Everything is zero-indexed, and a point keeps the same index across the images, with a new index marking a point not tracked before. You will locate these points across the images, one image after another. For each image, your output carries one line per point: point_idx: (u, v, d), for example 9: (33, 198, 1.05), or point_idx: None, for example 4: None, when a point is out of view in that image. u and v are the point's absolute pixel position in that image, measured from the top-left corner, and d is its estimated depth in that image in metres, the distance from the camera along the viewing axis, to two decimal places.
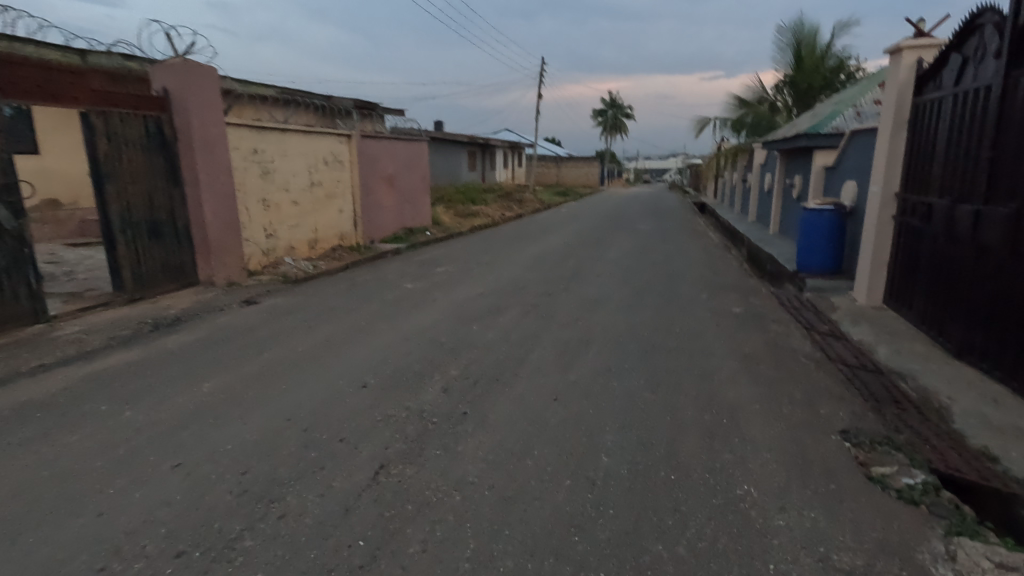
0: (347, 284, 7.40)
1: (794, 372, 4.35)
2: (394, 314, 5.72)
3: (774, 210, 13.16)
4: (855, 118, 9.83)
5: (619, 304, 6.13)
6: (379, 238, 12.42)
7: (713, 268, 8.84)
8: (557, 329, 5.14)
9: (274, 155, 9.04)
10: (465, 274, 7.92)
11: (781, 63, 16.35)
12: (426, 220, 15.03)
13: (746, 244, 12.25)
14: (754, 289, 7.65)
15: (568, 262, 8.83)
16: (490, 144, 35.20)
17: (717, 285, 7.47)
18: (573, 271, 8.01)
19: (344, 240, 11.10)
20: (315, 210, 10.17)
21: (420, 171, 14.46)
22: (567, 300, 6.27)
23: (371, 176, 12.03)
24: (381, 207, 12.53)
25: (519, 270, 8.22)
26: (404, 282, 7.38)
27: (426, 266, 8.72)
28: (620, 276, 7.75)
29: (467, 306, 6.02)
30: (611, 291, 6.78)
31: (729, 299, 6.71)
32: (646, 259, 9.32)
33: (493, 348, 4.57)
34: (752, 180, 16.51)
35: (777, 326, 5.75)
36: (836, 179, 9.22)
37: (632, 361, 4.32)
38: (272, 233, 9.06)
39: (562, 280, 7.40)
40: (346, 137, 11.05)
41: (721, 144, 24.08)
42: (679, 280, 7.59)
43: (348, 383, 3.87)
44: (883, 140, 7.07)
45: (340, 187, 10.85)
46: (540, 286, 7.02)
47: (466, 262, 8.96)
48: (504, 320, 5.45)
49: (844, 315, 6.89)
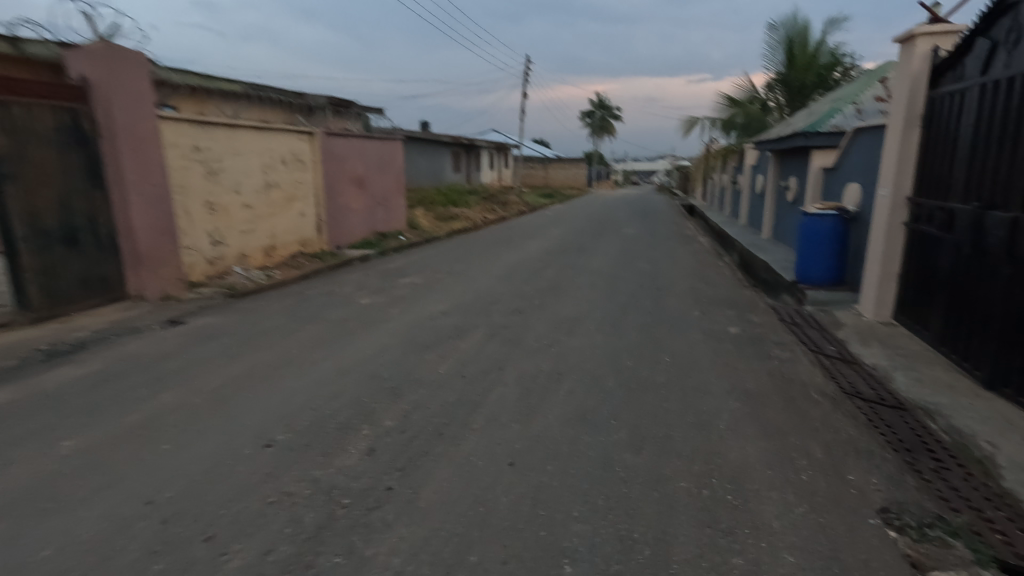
0: (294, 299, 6.55)
1: (807, 415, 3.59)
2: (337, 339, 4.89)
3: (767, 214, 12.48)
4: (856, 116, 9.15)
5: (600, 325, 5.35)
6: (347, 244, 11.54)
7: (706, 278, 8.09)
8: (525, 359, 4.34)
9: (222, 153, 8.13)
10: (430, 287, 7.09)
11: (772, 60, 15.75)
12: (401, 224, 14.16)
13: (739, 250, 11.54)
14: (751, 303, 6.90)
15: (546, 272, 8.04)
16: (474, 144, 34.39)
17: (711, 299, 6.72)
18: (552, 283, 7.22)
19: (306, 247, 10.21)
20: (271, 214, 9.27)
21: (394, 173, 13.58)
22: (540, 320, 5.47)
23: (338, 177, 11.14)
24: (349, 210, 11.65)
25: (492, 281, 7.40)
26: (360, 297, 6.55)
27: (390, 277, 7.87)
28: (603, 289, 6.97)
29: (424, 328, 5.20)
30: (592, 308, 6.00)
31: (724, 317, 5.95)
32: (633, 268, 8.56)
33: (444, 387, 3.76)
34: (744, 182, 15.83)
35: (780, 350, 5.01)
36: (836, 182, 8.52)
37: (611, 404, 3.54)
38: (220, 240, 8.17)
39: (538, 295, 6.60)
40: (309, 134, 10.17)
41: (711, 146, 23.51)
42: (669, 294, 6.82)
43: (250, 440, 3.03)
44: (893, 138, 6.37)
45: (301, 190, 9.96)
46: (513, 301, 6.22)
47: (434, 272, 8.13)
48: (464, 346, 4.64)
49: (851, 334, 6.17)
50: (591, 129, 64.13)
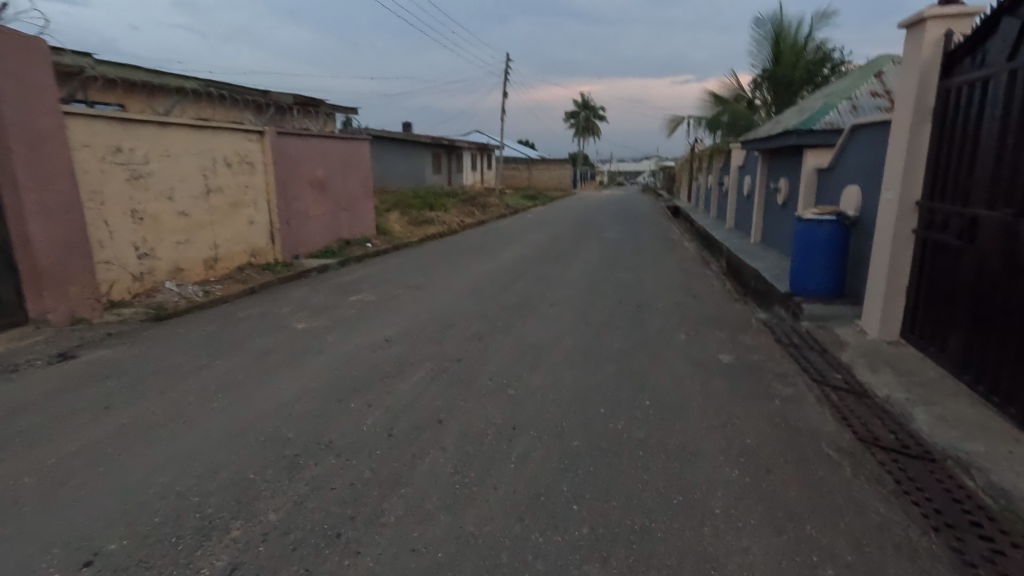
0: (221, 322, 5.66)
1: (823, 484, 2.83)
2: (251, 379, 4.02)
3: (756, 217, 11.80)
4: (852, 113, 8.49)
5: (571, 355, 4.56)
6: (306, 253, 10.63)
7: (693, 291, 7.34)
8: (474, 407, 3.52)
9: (149, 155, 7.21)
10: (383, 305, 6.27)
11: (759, 57, 15.13)
12: (369, 229, 13.28)
13: (727, 257, 10.84)
14: (743, 321, 6.16)
15: (517, 286, 7.23)
16: (455, 145, 33.49)
17: (700, 317, 5.97)
18: (521, 300, 6.42)
19: (256, 257, 9.30)
20: (213, 222, 8.35)
21: (359, 176, 12.70)
22: (500, 349, 4.66)
23: (294, 181, 10.25)
24: (307, 216, 10.75)
25: (455, 298, 6.58)
26: (300, 319, 5.69)
27: (340, 292, 7.01)
28: (579, 307, 6.19)
29: (361, 362, 4.36)
30: (563, 332, 5.21)
31: (715, 340, 5.19)
32: (614, 279, 7.79)
33: (362, 453, 2.93)
34: (730, 183, 15.20)
35: (781, 384, 4.26)
36: (832, 184, 7.84)
37: (574, 478, 2.73)
38: (148, 252, 7.24)
39: (503, 315, 5.79)
40: (258, 134, 9.26)
41: (696, 146, 22.87)
42: (652, 311, 6.06)
43: (66, 553, 2.18)
44: (899, 136, 5.69)
45: (248, 195, 9.04)
46: (473, 324, 5.40)
47: (392, 286, 7.27)
48: (402, 388, 3.81)
49: (856, 357, 5.45)
50: (576, 130, 63.55)
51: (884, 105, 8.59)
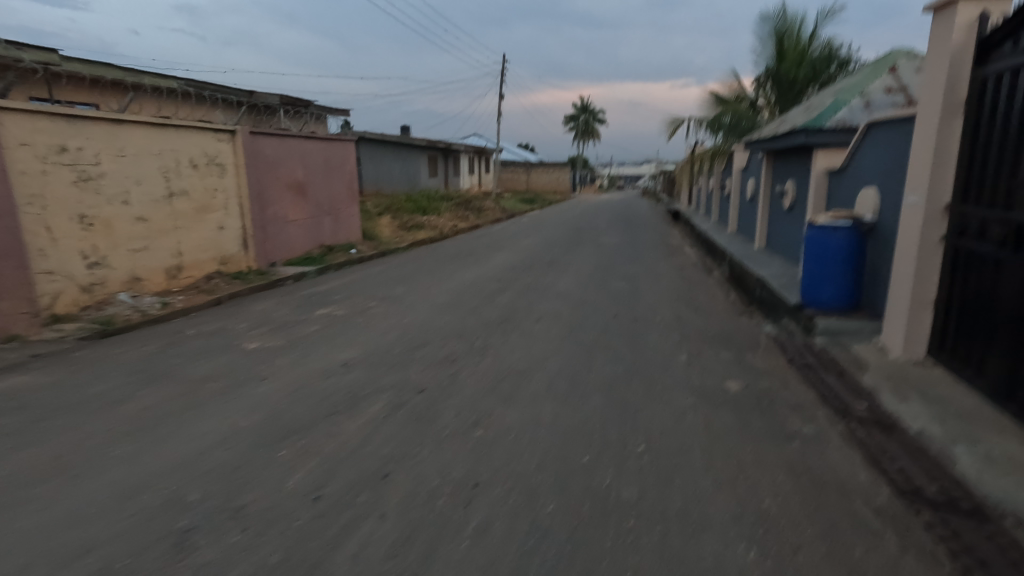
0: (165, 340, 5.04)
1: (863, 568, 2.20)
2: (172, 414, 3.40)
3: (761, 221, 11.18)
4: (864, 109, 7.89)
5: (554, 382, 3.94)
6: (283, 261, 10.02)
7: (695, 303, 6.73)
8: (430, 455, 2.90)
9: (100, 155, 6.60)
10: (350, 321, 5.64)
11: (761, 55, 14.56)
12: (355, 235, 12.66)
13: (730, 264, 10.22)
14: (751, 338, 5.54)
15: (501, 297, 6.63)
16: (452, 148, 32.95)
17: (703, 333, 5.36)
18: (504, 315, 5.82)
19: (226, 265, 8.67)
20: (177, 228, 7.74)
21: (344, 178, 12.09)
22: (473, 376, 4.03)
23: (270, 184, 9.65)
24: (285, 221, 10.13)
25: (432, 312, 5.96)
26: (254, 337, 5.07)
27: (308, 304, 6.40)
28: (569, 323, 5.56)
29: (308, 392, 3.73)
30: (548, 353, 4.59)
31: (720, 362, 4.57)
32: (609, 290, 7.18)
33: (275, 526, 2.30)
34: (732, 185, 14.59)
35: (799, 418, 3.64)
36: (845, 186, 7.23)
37: (543, 564, 2.11)
38: (100, 261, 6.62)
39: (482, 332, 5.18)
40: (229, 133, 8.64)
41: (696, 147, 22.29)
42: (650, 327, 5.44)
43: None
44: (925, 132, 5.10)
45: (217, 198, 8.43)
46: (446, 344, 4.78)
47: (365, 298, 6.66)
48: (349, 428, 3.19)
49: (879, 380, 4.83)
50: (576, 133, 63.02)
51: (899, 101, 7.98)
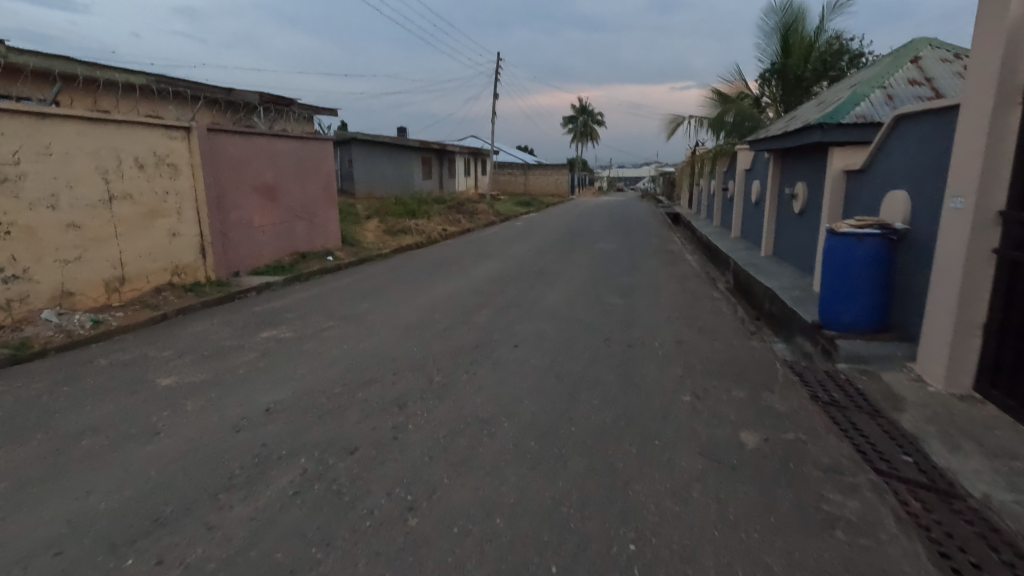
0: (67, 372, 4.21)
1: None
2: (14, 491, 2.57)
3: (768, 227, 10.38)
4: (886, 103, 7.08)
5: (525, 438, 3.12)
6: (248, 270, 9.19)
7: (699, 323, 5.90)
8: (336, 567, 2.07)
9: (21, 154, 5.79)
10: (296, 347, 4.81)
11: (765, 51, 13.78)
12: (333, 241, 11.86)
13: (735, 274, 9.41)
14: (766, 368, 4.71)
15: (478, 316, 5.82)
16: (446, 149, 32.17)
17: (710, 364, 4.53)
18: (477, 339, 5.00)
19: (180, 276, 7.84)
20: (118, 235, 6.92)
21: (320, 181, 11.26)
22: (423, 430, 3.20)
23: (233, 186, 8.83)
24: (251, 227, 9.30)
25: (395, 336, 5.13)
26: (174, 369, 4.24)
27: (255, 325, 5.57)
28: (553, 350, 4.73)
29: (208, 453, 2.90)
30: (522, 394, 3.75)
31: (732, 404, 3.75)
32: (602, 307, 6.35)
33: None
34: (736, 188, 13.80)
35: (837, 488, 2.83)
36: (868, 189, 6.42)
37: None
38: (20, 275, 5.81)
39: (447, 362, 4.37)
40: (184, 131, 7.82)
41: (697, 148, 21.50)
42: (647, 356, 4.62)
43: None
44: (971, 125, 4.30)
45: (168, 202, 7.60)
46: (400, 381, 3.95)
47: (322, 317, 5.83)
48: (241, 514, 2.38)
49: (921, 421, 4.00)
50: (574, 135, 62.27)
51: (924, 94, 7.18)
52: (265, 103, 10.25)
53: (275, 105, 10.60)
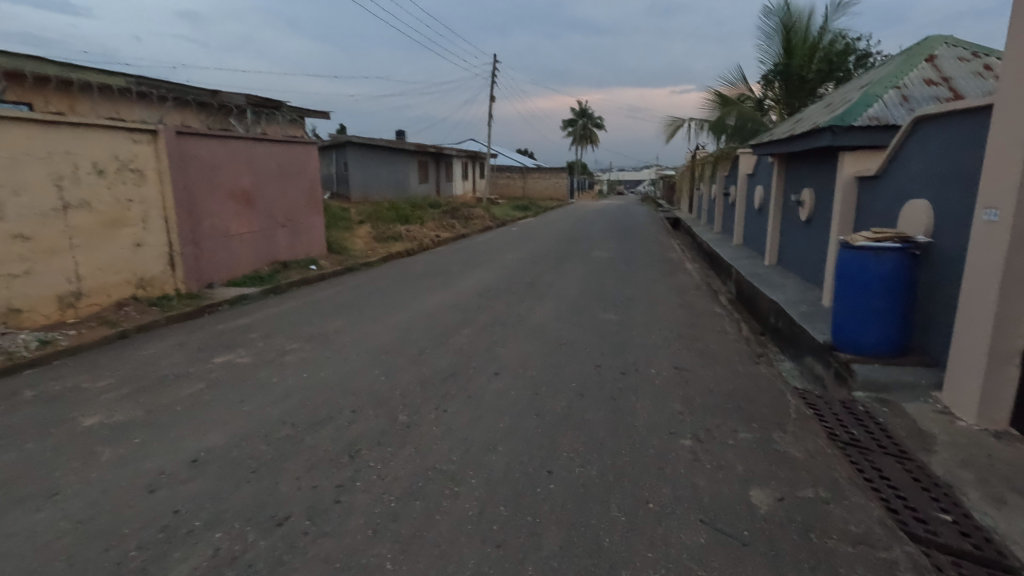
0: None
1: None
2: None
3: (772, 234, 9.87)
4: (901, 104, 6.59)
5: (493, 501, 2.62)
6: (223, 281, 8.68)
7: (700, 344, 5.40)
8: None
9: None
10: (250, 375, 4.30)
11: (767, 52, 13.32)
12: (318, 248, 11.36)
13: (737, 285, 8.90)
14: (775, 399, 4.21)
15: (459, 337, 5.31)
16: (444, 153, 31.70)
17: (712, 396, 4.02)
18: (453, 366, 4.50)
19: (146, 288, 7.33)
20: (74, 246, 6.41)
21: (303, 187, 10.78)
22: (372, 489, 2.69)
23: (206, 193, 8.34)
24: (226, 235, 8.79)
25: (362, 361, 4.62)
26: (103, 405, 3.71)
27: (211, 347, 5.06)
28: (537, 379, 4.22)
29: (105, 529, 2.39)
30: (496, 439, 3.25)
31: (740, 450, 3.24)
32: (594, 326, 5.84)
33: None
34: (737, 193, 13.32)
35: (870, 568, 2.32)
36: (885, 197, 5.91)
37: None
38: None
39: (416, 396, 3.86)
40: (150, 134, 7.33)
41: (698, 152, 21.01)
42: (642, 387, 4.11)
43: None
44: (1007, 128, 3.81)
45: (133, 210, 7.10)
46: (358, 421, 3.45)
47: (287, 337, 5.31)
48: None
49: (956, 465, 3.49)
50: (573, 138, 61.83)
51: (942, 94, 6.69)
52: (252, 104, 9.58)
53: (262, 107, 9.98)
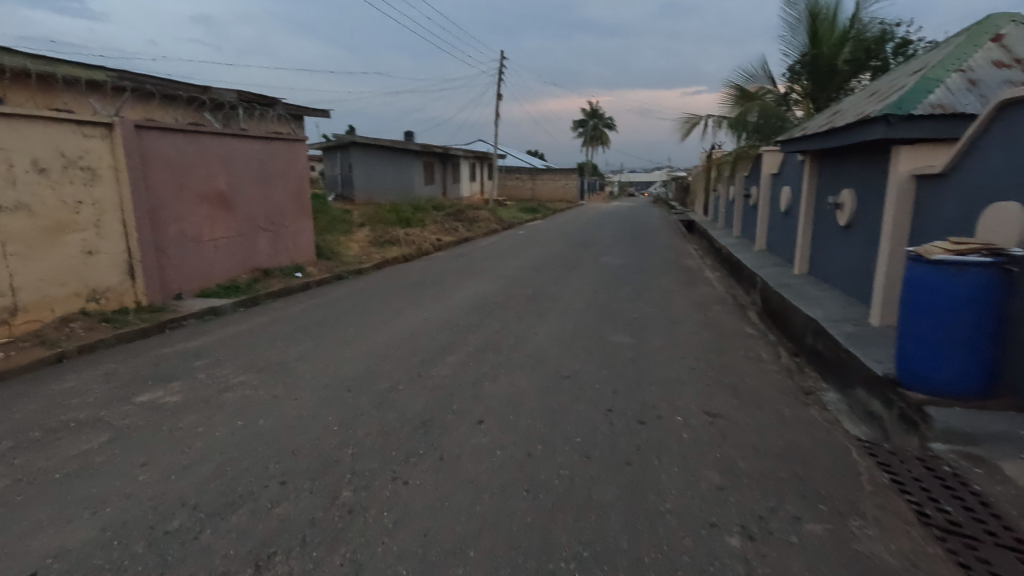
0: None
1: None
2: None
3: (803, 241, 8.88)
4: (968, 90, 5.59)
5: None
6: (192, 291, 7.85)
7: (732, 378, 4.45)
8: None
9: None
10: (172, 421, 3.43)
11: (792, 43, 12.29)
12: (305, 255, 10.54)
13: (765, 298, 7.93)
14: (839, 461, 3.25)
15: (440, 369, 4.41)
16: (450, 154, 30.89)
17: (758, 460, 3.08)
18: (426, 411, 3.60)
19: (99, 301, 6.50)
20: (8, 255, 5.58)
21: (288, 188, 9.95)
22: None
23: (173, 193, 7.53)
24: (197, 241, 7.96)
25: (315, 402, 3.73)
26: None
27: (142, 380, 4.19)
28: (531, 432, 3.30)
29: None
30: (466, 536, 2.34)
31: (810, 557, 2.30)
32: (603, 352, 4.90)
33: None
34: (760, 195, 12.33)
35: None
36: (956, 200, 4.92)
37: None
38: None
39: (372, 458, 2.96)
40: (105, 129, 6.52)
41: (714, 152, 19.96)
42: (665, 446, 3.18)
43: None
44: None
45: (82, 213, 6.28)
46: (285, 502, 2.56)
47: (236, 367, 4.43)
48: None
49: None
50: (585, 139, 60.78)
51: (1016, 79, 5.69)
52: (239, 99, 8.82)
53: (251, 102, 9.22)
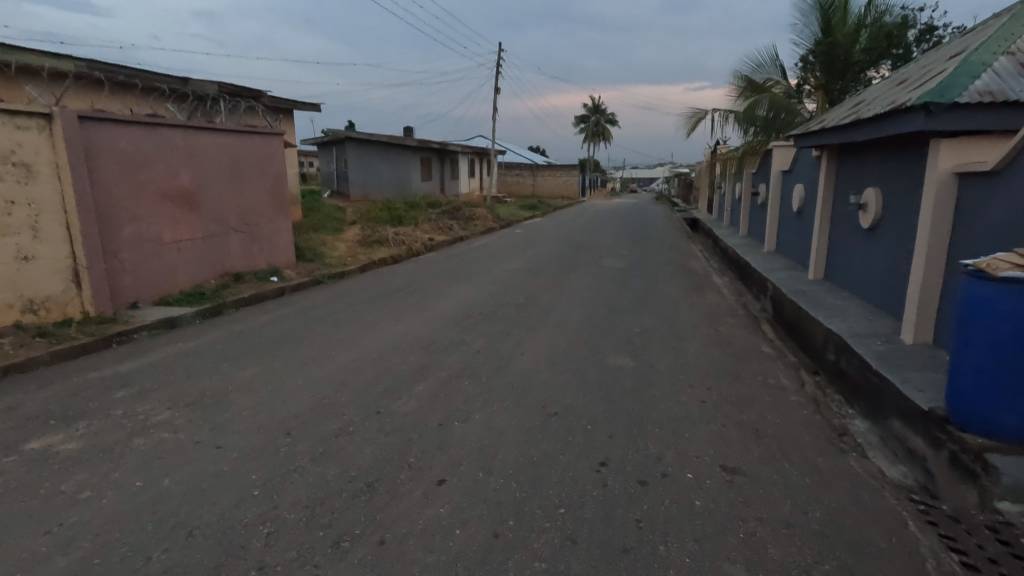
0: None
1: None
2: None
3: (819, 245, 8.16)
4: (1019, 75, 4.86)
5: None
6: (150, 299, 7.16)
7: (750, 414, 3.75)
8: None
9: None
10: (54, 482, 2.74)
11: (804, 32, 11.49)
12: (284, 257, 9.86)
13: (779, 308, 7.22)
14: (892, 538, 2.54)
15: (405, 403, 3.72)
16: (448, 150, 30.17)
17: (791, 543, 2.38)
18: (376, 465, 2.91)
19: (37, 312, 5.84)
20: None
21: (265, 185, 9.25)
22: None
23: (127, 191, 6.83)
24: (155, 243, 7.26)
25: (241, 452, 3.04)
26: None
27: (47, 418, 3.51)
28: (502, 500, 2.61)
29: None
30: None
31: None
32: (599, 380, 4.20)
33: None
34: (769, 194, 11.60)
35: None
36: (1012, 202, 4.19)
37: None
38: None
39: (293, 542, 2.29)
40: (44, 119, 5.81)
41: (720, 147, 19.18)
42: (672, 521, 2.48)
43: None
44: None
45: (15, 215, 5.59)
46: None
47: (164, 401, 3.75)
48: None
49: None
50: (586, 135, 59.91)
51: None
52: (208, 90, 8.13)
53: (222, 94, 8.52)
